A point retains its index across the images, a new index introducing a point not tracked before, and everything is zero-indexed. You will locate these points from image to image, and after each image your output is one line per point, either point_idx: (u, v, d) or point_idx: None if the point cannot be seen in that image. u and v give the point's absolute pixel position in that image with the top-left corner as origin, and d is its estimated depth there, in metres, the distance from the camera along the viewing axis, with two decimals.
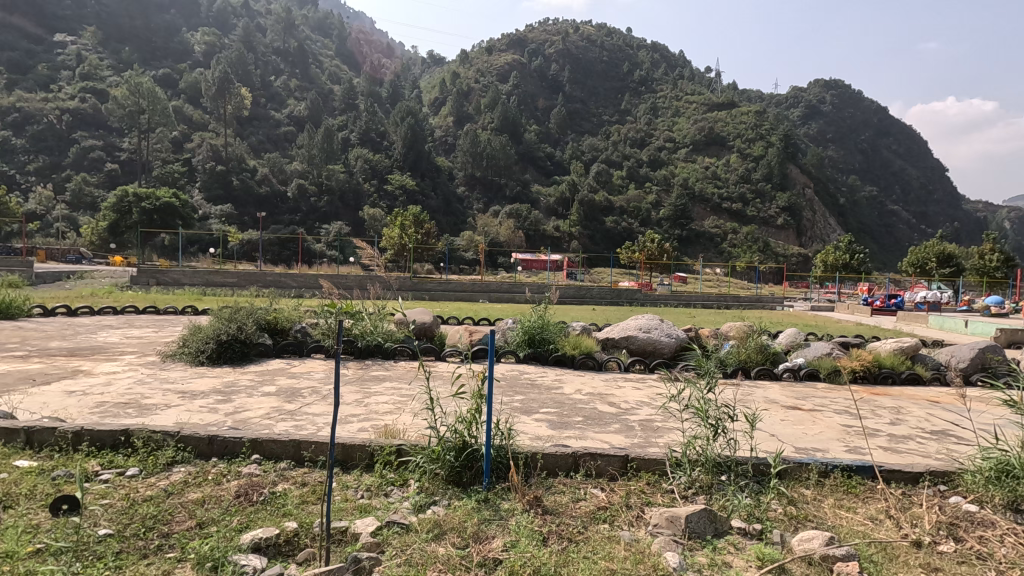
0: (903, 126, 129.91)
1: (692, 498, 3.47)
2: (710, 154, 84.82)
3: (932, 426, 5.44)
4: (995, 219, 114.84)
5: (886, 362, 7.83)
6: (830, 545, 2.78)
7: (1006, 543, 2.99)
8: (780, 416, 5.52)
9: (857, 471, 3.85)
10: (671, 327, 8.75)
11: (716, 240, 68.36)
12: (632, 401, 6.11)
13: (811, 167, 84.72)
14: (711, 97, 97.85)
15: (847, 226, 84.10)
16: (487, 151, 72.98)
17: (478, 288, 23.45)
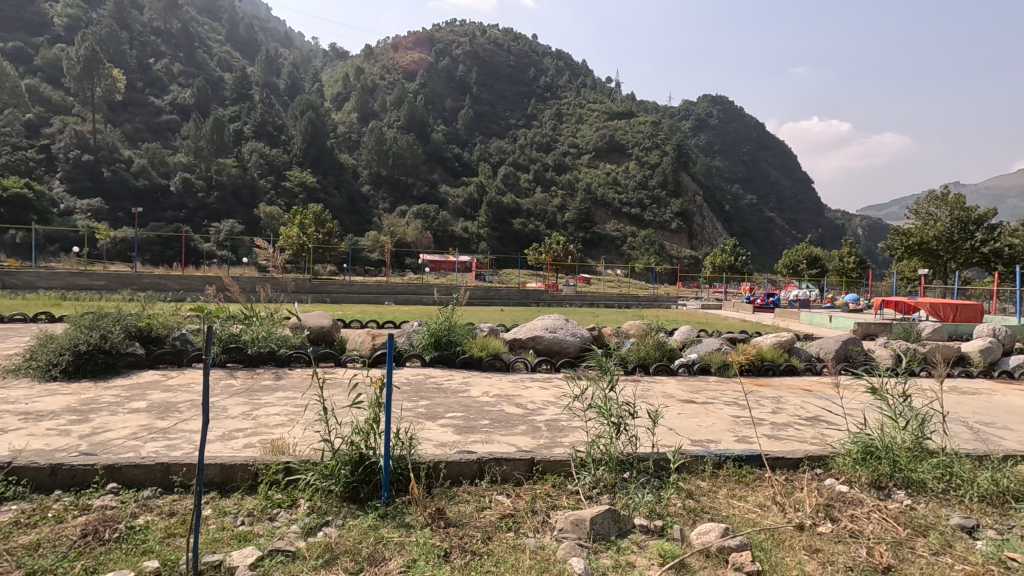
0: (777, 143, 144.49)
1: (597, 498, 3.48)
2: (611, 160, 88.97)
3: (807, 412, 5.94)
4: (851, 227, 130.51)
5: (767, 355, 8.50)
6: (725, 536, 2.86)
7: (873, 519, 3.26)
8: (676, 411, 5.76)
9: (746, 460, 4.06)
10: (575, 326, 8.89)
11: (617, 243, 71.75)
12: (539, 401, 6.11)
13: (700, 176, 91.63)
14: (612, 106, 102.86)
15: (731, 231, 91.80)
16: (394, 149, 71.39)
17: (384, 289, 22.74)
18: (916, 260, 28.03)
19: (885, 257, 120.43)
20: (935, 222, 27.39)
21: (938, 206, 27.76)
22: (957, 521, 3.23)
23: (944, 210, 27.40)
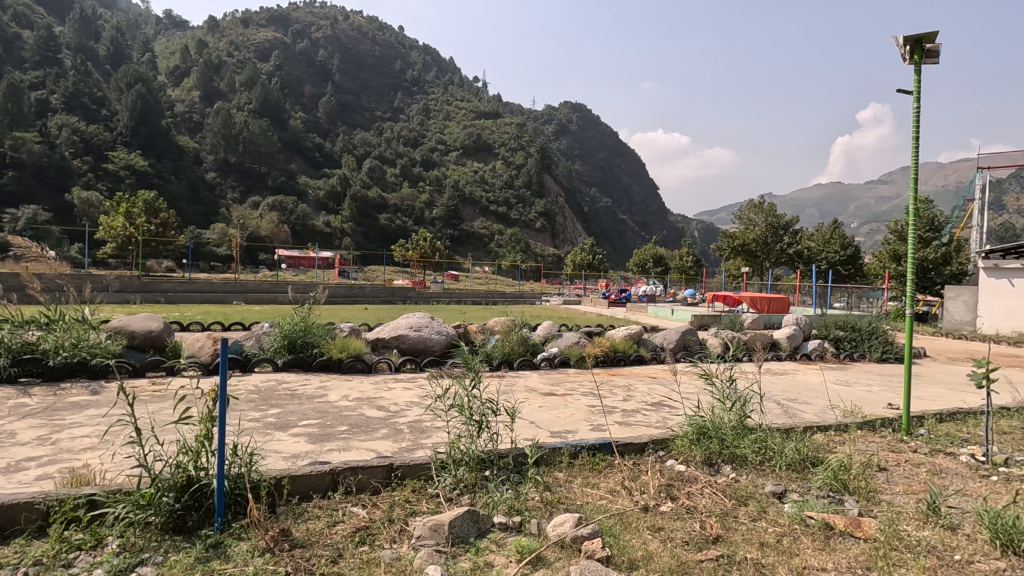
0: (629, 151, 157.60)
1: (456, 499, 3.41)
2: (478, 159, 90.24)
3: (652, 398, 6.47)
4: (689, 229, 146.63)
5: (619, 346, 9.14)
6: (579, 525, 2.96)
7: (704, 494, 3.62)
8: (538, 404, 5.93)
9: (599, 449, 4.29)
10: (441, 324, 8.76)
11: (484, 240, 72.82)
12: (402, 402, 5.90)
13: (561, 178, 96.71)
14: (479, 105, 104.39)
15: (589, 231, 98.14)
16: (244, 134, 65.30)
17: (232, 288, 20.67)
18: (740, 260, 32.17)
19: (715, 257, 137.21)
20: (754, 227, 31.65)
21: (756, 213, 32.04)
22: (770, 488, 3.69)
23: (761, 216, 31.74)
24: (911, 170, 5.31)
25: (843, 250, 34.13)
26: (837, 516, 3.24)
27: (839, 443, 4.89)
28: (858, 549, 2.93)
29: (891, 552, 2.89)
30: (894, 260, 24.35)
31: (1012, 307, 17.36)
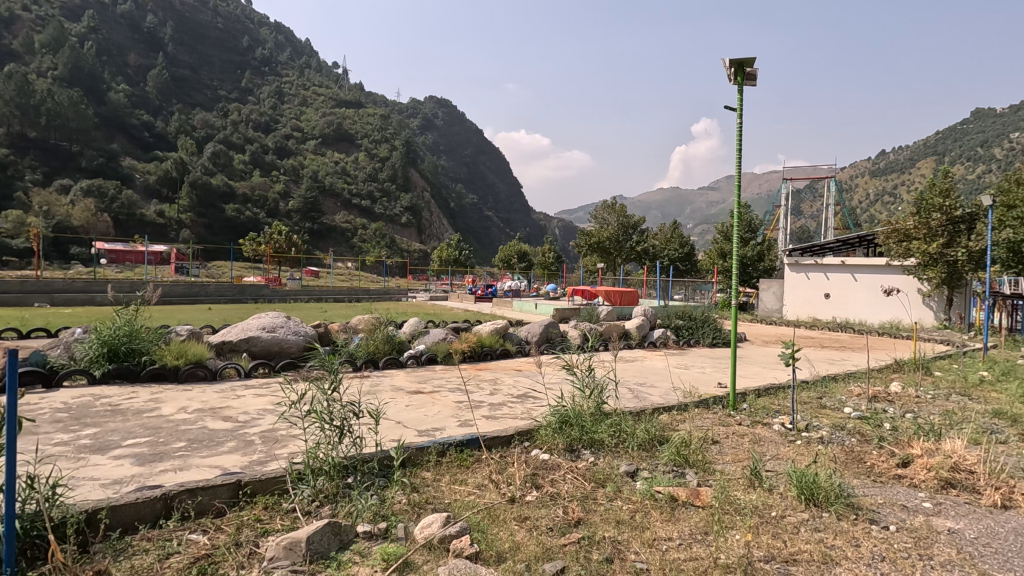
0: (493, 150, 161.04)
1: (316, 511, 3.17)
2: (339, 149, 85.96)
3: (517, 391, 6.64)
4: (551, 227, 153.68)
5: (486, 341, 9.27)
6: (446, 524, 2.91)
7: (567, 480, 3.78)
8: (404, 402, 5.78)
9: (466, 444, 4.29)
10: (298, 324, 8.14)
11: (346, 235, 69.44)
12: (252, 411, 5.37)
13: (427, 174, 95.84)
14: (338, 94, 99.36)
15: (455, 228, 98.40)
16: (47, 105, 55.05)
17: (33, 288, 17.34)
18: (596, 257, 34.53)
19: (574, 254, 145.52)
20: (607, 226, 34.23)
21: (609, 213, 34.66)
22: (624, 469, 3.98)
23: (613, 216, 34.41)
24: (735, 177, 6.06)
25: (681, 248, 38.26)
26: (681, 489, 3.58)
27: (680, 421, 5.44)
28: (697, 516, 3.27)
29: (725, 516, 3.26)
30: (720, 257, 27.90)
31: (807, 297, 20.82)
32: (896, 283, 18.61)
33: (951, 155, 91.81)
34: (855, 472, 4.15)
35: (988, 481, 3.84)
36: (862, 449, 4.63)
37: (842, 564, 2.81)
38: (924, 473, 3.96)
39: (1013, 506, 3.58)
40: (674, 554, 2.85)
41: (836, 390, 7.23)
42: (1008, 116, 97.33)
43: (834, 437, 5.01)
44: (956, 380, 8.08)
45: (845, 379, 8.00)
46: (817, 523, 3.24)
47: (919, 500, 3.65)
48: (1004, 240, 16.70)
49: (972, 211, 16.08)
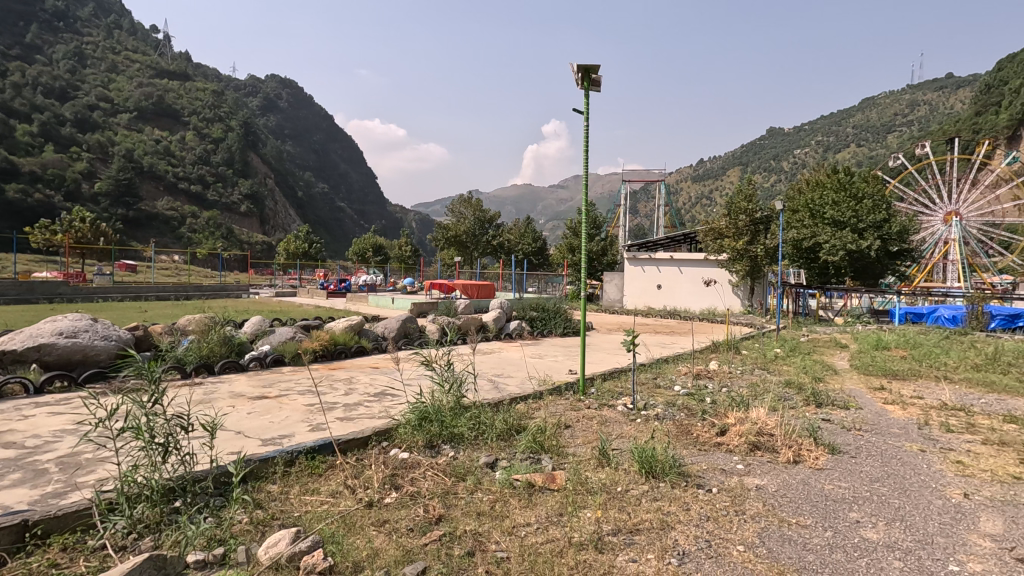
0: (345, 138, 153.55)
1: (133, 546, 2.73)
2: (160, 126, 75.37)
3: (375, 389, 6.41)
4: (408, 220, 151.06)
5: (339, 339, 8.78)
6: (295, 541, 2.69)
7: (426, 477, 3.73)
8: (246, 409, 5.25)
9: (318, 451, 4.01)
10: (107, 327, 6.94)
11: (172, 224, 60.96)
12: (45, 434, 4.46)
13: (270, 159, 88.28)
14: (158, 64, 86.90)
15: (304, 218, 92.07)
16: None
17: None
18: (453, 250, 34.67)
19: (432, 248, 144.73)
20: (464, 220, 34.50)
21: (466, 208, 34.95)
22: (483, 460, 4.02)
23: (469, 211, 34.78)
24: (583, 177, 6.44)
25: (534, 242, 39.77)
26: (537, 474, 3.73)
27: (535, 409, 5.66)
28: (553, 499, 3.44)
29: (578, 496, 3.47)
30: (569, 251, 29.77)
31: (642, 288, 23.01)
32: (713, 275, 21.37)
33: (752, 166, 108.17)
34: (684, 443, 4.67)
35: (783, 440, 4.56)
36: (689, 422, 5.22)
37: (676, 527, 3.14)
38: (736, 439, 4.60)
39: (801, 460, 4.32)
40: (532, 538, 2.95)
41: (667, 370, 8.12)
42: (792, 136, 117.33)
43: (667, 413, 5.61)
44: (757, 357, 9.57)
45: (675, 361, 9.03)
46: (655, 492, 3.59)
47: (733, 463, 4.22)
48: (790, 239, 20.08)
49: (768, 214, 19.09)
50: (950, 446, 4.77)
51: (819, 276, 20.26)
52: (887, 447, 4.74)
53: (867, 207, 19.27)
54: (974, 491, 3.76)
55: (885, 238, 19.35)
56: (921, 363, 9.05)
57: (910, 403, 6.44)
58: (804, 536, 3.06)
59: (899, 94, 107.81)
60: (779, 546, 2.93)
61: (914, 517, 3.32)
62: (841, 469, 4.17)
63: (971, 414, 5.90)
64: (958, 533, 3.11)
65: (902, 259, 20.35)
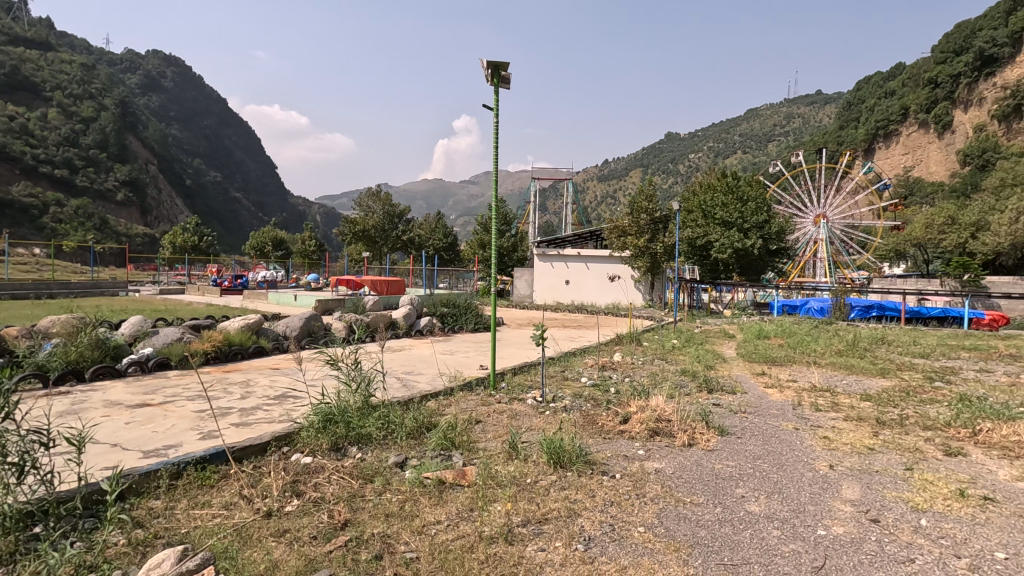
0: (240, 124, 143.06)
1: None
2: (15, 100, 65.80)
3: (275, 391, 6.04)
4: (311, 213, 143.88)
5: (235, 339, 8.17)
6: (182, 560, 2.47)
7: (331, 482, 3.57)
8: (123, 420, 4.73)
9: (210, 460, 3.71)
10: None
11: (32, 212, 53.05)
12: None
13: (152, 144, 80.20)
14: (11, 28, 75.65)
15: (193, 209, 84.72)
16: None
17: None
18: (360, 245, 33.48)
19: (338, 242, 139.03)
20: (372, 214, 33.40)
21: (374, 201, 33.85)
22: (392, 460, 3.93)
23: (378, 205, 33.75)
24: (493, 173, 6.45)
25: (445, 238, 39.78)
26: (447, 472, 3.71)
27: (446, 406, 5.61)
28: (464, 495, 3.43)
29: (488, 490, 3.49)
30: (480, 247, 29.86)
31: (551, 284, 23.54)
32: (617, 271, 22.37)
33: (652, 168, 114.38)
34: (590, 432, 4.86)
35: (679, 425, 4.88)
36: (595, 413, 5.42)
37: (583, 514, 3.25)
38: (637, 426, 4.85)
39: (695, 442, 4.64)
40: (442, 536, 2.93)
41: (575, 363, 8.40)
42: (687, 141, 125.51)
43: (574, 405, 5.80)
44: (657, 348, 10.17)
45: (582, 354, 9.36)
46: (563, 482, 3.69)
47: (635, 449, 4.45)
48: (686, 237, 21.49)
49: (666, 213, 20.36)
50: (818, 424, 5.35)
51: (710, 272, 21.85)
52: (768, 427, 5.23)
53: (752, 209, 21.09)
54: (837, 462, 4.24)
55: (766, 238, 21.26)
56: (795, 350, 10.08)
57: (786, 387, 7.16)
58: (697, 514, 3.29)
59: (778, 107, 118.96)
60: (676, 525, 3.13)
61: (790, 489, 3.69)
62: (729, 449, 4.54)
63: (834, 394, 6.66)
64: (825, 500, 3.51)
65: (780, 256, 22.48)
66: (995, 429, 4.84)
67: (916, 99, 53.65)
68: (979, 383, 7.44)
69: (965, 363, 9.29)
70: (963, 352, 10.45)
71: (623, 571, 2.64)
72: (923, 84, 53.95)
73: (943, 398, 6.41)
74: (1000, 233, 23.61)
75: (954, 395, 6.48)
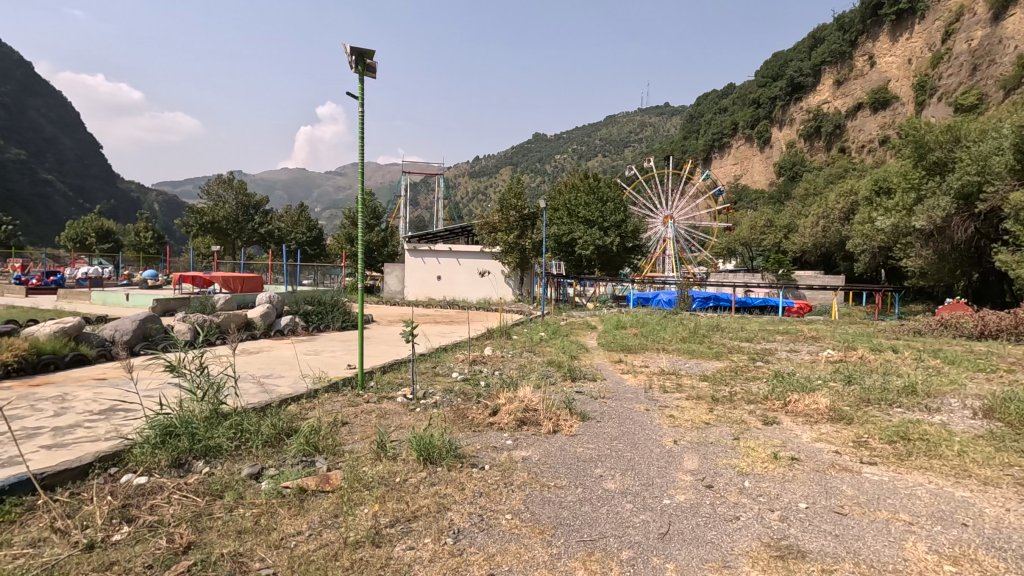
0: (51, 93, 121.15)
1: None
2: None
3: (99, 406, 5.24)
4: (148, 201, 126.76)
5: (45, 347, 6.93)
6: None
7: (173, 502, 3.19)
8: None
9: (11, 491, 3.13)
10: None
11: None
12: None
13: None
14: None
15: None
16: None
17: None
18: (209, 238, 30.25)
19: (181, 234, 124.06)
20: (223, 204, 30.30)
21: (225, 189, 30.68)
22: (246, 472, 3.62)
23: (230, 193, 30.69)
24: (359, 165, 6.18)
25: (308, 232, 37.53)
26: (310, 478, 3.51)
27: (309, 409, 5.30)
28: (327, 502, 3.27)
29: (354, 493, 3.36)
30: (347, 242, 28.49)
31: (423, 280, 23.22)
32: (487, 266, 22.74)
33: (521, 166, 117.90)
34: (460, 426, 4.90)
35: (545, 415, 5.11)
36: (466, 406, 5.47)
37: (452, 507, 3.27)
38: (506, 418, 4.99)
39: (559, 429, 4.89)
40: (303, 547, 2.76)
41: (446, 359, 8.38)
42: (552, 142, 131.26)
43: (444, 400, 5.79)
44: (525, 341, 10.55)
45: (453, 349, 9.41)
46: (432, 478, 3.68)
47: (504, 439, 4.57)
48: (553, 234, 22.54)
49: (534, 211, 21.14)
50: (665, 404, 5.94)
51: (575, 267, 23.18)
52: (623, 410, 5.68)
53: (611, 209, 22.69)
54: (680, 438, 4.73)
55: (623, 236, 23.04)
56: (647, 339, 11.06)
57: (639, 372, 7.86)
58: (560, 496, 3.47)
59: (632, 115, 129.13)
60: (540, 509, 3.28)
61: (641, 465, 4.05)
62: (589, 433, 4.86)
63: (678, 376, 7.45)
64: (670, 472, 3.90)
65: (636, 253, 24.50)
66: (800, 399, 5.75)
67: (743, 116, 61.56)
68: (789, 361, 8.81)
69: (780, 345, 10.93)
70: (778, 335, 12.27)
71: (491, 559, 2.70)
72: (749, 103, 61.96)
73: (762, 375, 7.50)
74: (804, 235, 28.06)
75: (770, 373, 7.59)
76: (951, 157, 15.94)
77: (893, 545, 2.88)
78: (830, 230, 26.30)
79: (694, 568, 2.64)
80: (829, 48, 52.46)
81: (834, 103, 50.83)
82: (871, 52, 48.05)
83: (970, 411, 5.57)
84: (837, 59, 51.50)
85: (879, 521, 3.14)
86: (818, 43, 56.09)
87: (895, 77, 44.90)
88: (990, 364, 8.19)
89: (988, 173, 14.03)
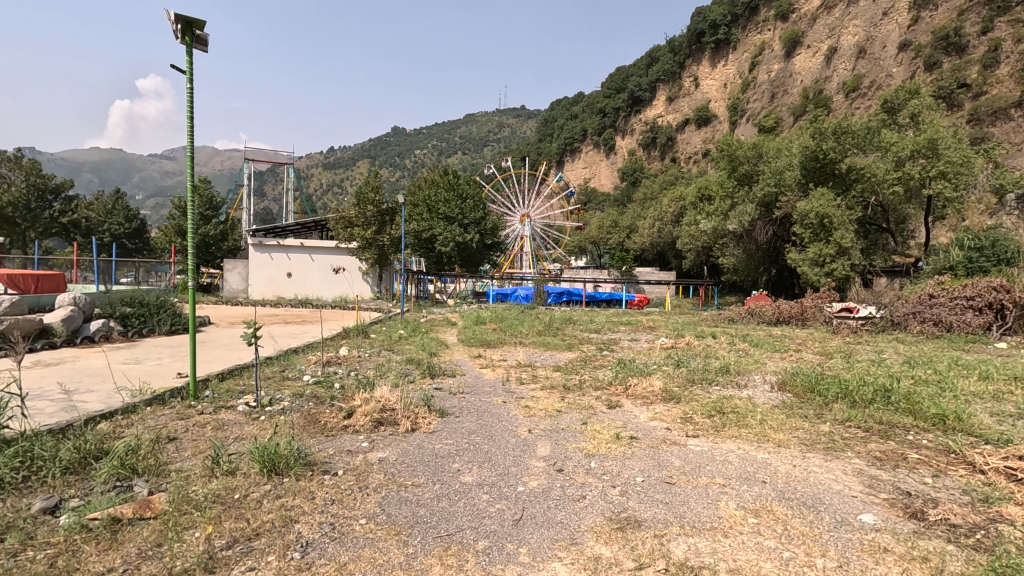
0: None
1: None
2: None
3: None
4: None
5: None
6: None
7: None
8: None
9: None
10: None
11: None
12: None
13: None
14: None
15: None
16: None
17: None
18: None
19: None
20: (8, 186, 25.09)
21: (10, 168, 25.49)
22: (38, 507, 3.03)
23: (18, 174, 25.55)
24: (187, 149, 5.50)
25: (127, 223, 32.64)
26: (125, 505, 3.05)
27: (126, 426, 4.61)
28: (147, 530, 2.86)
29: (180, 517, 2.98)
30: (178, 234, 25.17)
31: (270, 276, 21.39)
32: (342, 262, 21.64)
33: (379, 160, 114.04)
34: (311, 432, 4.61)
35: (403, 413, 5.01)
36: (318, 410, 5.15)
37: (300, 518, 3.07)
38: (361, 419, 4.81)
39: (417, 427, 4.84)
40: None
41: (296, 361, 7.85)
42: (412, 137, 129.18)
43: (294, 405, 5.40)
44: (384, 339, 10.28)
45: (305, 350, 8.84)
46: (278, 490, 3.41)
47: (358, 442, 4.39)
48: (412, 231, 22.13)
49: (392, 206, 20.60)
50: (521, 395, 6.19)
51: (435, 264, 23.09)
52: (481, 403, 5.78)
53: (470, 206, 22.98)
54: (534, 427, 4.95)
55: (482, 233, 23.49)
56: (505, 333, 11.40)
57: (497, 365, 8.09)
58: (415, 494, 3.43)
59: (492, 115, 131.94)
60: (396, 509, 3.21)
61: (498, 456, 4.16)
62: (447, 429, 4.87)
63: (534, 367, 7.81)
64: (524, 461, 4.05)
65: (495, 249, 25.15)
66: (638, 383, 6.34)
67: (592, 124, 66.10)
68: (630, 349, 9.67)
69: (623, 335, 11.99)
70: (622, 326, 13.42)
71: (342, 568, 2.58)
72: (596, 112, 66.79)
73: (607, 363, 8.17)
74: (643, 234, 31.00)
75: (613, 360, 8.27)
76: (755, 169, 18.81)
77: (711, 505, 3.30)
78: (664, 231, 29.41)
79: (544, 549, 2.77)
80: (662, 67, 58.38)
81: (667, 117, 56.74)
82: (696, 74, 54.58)
83: (768, 385, 6.62)
84: (669, 77, 57.58)
85: (699, 487, 3.58)
86: (653, 62, 62.27)
87: (714, 99, 51.54)
88: (782, 345, 9.81)
89: (783, 184, 16.74)
